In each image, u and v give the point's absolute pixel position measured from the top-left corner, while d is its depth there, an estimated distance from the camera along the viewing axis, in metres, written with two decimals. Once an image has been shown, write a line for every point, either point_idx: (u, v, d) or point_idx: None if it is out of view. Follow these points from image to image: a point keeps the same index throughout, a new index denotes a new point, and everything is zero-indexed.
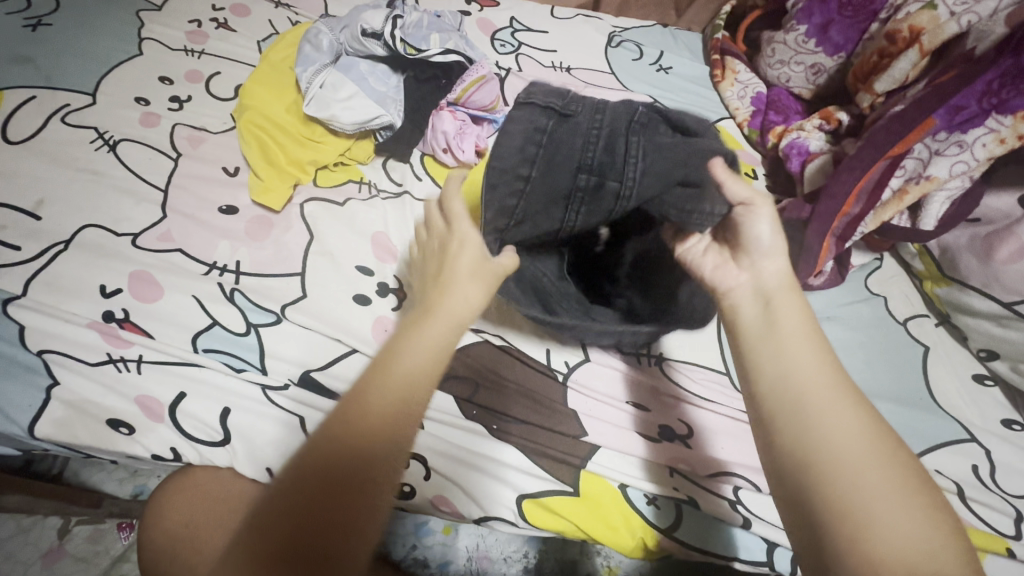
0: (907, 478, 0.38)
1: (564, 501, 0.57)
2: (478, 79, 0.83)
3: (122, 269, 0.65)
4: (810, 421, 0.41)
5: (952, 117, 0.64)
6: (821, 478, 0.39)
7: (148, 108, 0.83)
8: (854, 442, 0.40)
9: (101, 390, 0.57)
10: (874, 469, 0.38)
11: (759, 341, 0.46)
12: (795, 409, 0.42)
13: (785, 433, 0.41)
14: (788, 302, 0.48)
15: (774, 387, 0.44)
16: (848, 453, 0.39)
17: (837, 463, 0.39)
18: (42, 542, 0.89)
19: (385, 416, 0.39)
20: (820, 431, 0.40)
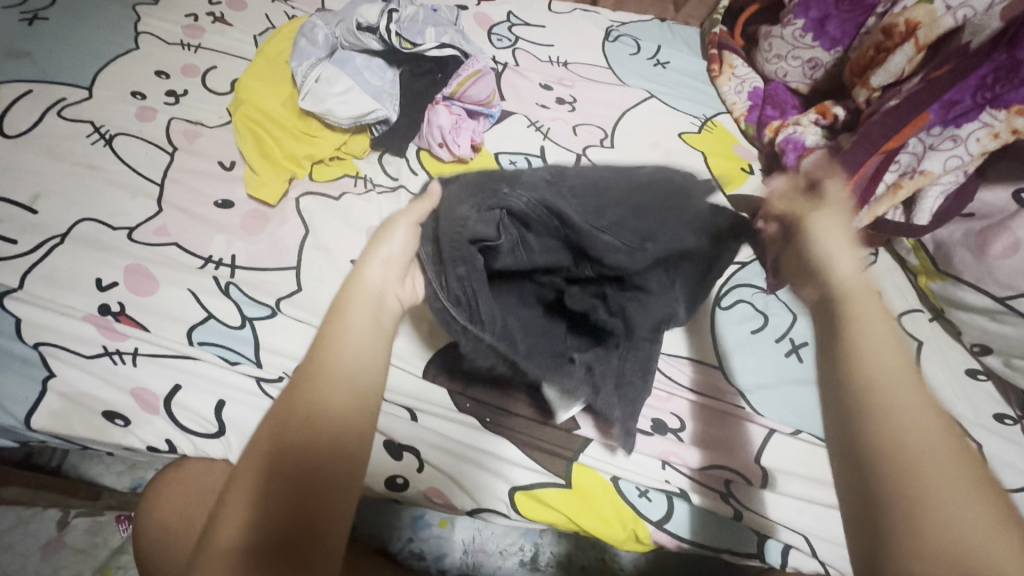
0: (986, 491, 0.40)
1: (556, 493, 0.57)
2: (474, 73, 0.84)
3: (118, 262, 0.65)
4: (909, 410, 0.41)
5: (947, 112, 0.65)
6: (905, 464, 0.39)
7: (144, 102, 0.83)
8: (938, 440, 0.41)
9: (97, 382, 0.58)
10: (954, 475, 0.39)
11: (866, 314, 0.47)
12: (893, 395, 0.42)
13: (887, 417, 0.41)
14: (862, 294, 0.48)
15: (880, 373, 0.43)
16: (934, 454, 0.40)
17: (924, 460, 0.39)
18: (41, 534, 0.89)
19: (343, 411, 0.44)
20: (912, 422, 0.41)
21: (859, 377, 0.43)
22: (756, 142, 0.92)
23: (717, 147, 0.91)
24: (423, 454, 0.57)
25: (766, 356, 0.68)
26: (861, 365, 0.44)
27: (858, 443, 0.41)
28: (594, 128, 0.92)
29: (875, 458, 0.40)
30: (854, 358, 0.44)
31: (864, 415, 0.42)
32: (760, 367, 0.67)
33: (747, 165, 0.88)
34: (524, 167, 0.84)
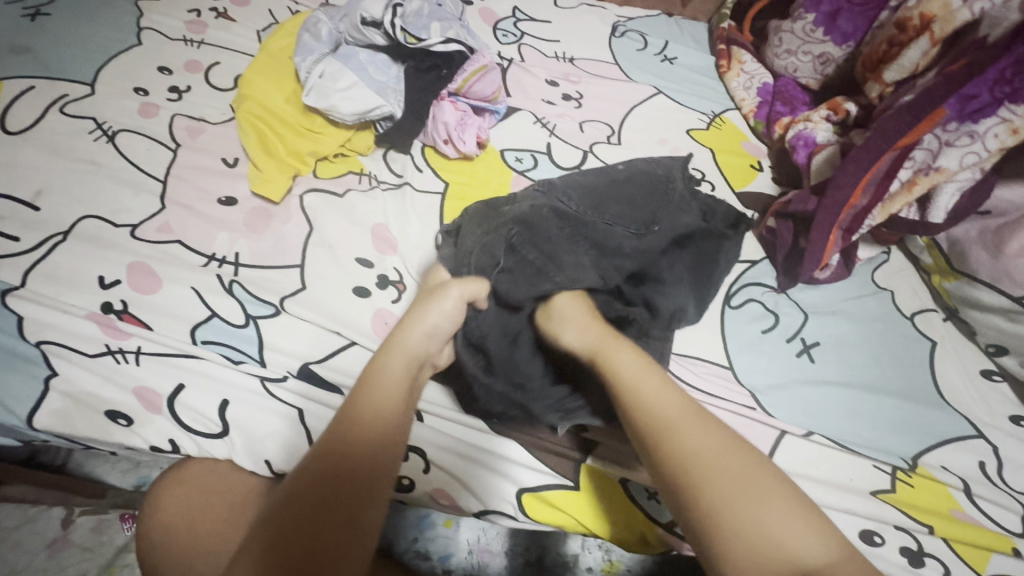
0: (773, 485, 0.42)
1: (564, 495, 0.56)
2: (480, 69, 0.83)
3: (121, 260, 0.64)
4: (689, 436, 0.44)
5: (963, 107, 0.62)
6: (699, 493, 0.41)
7: (147, 98, 0.82)
8: (726, 464, 0.43)
9: (100, 381, 0.57)
10: (746, 477, 0.42)
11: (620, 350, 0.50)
12: (677, 427, 0.45)
13: (672, 449, 0.44)
14: (607, 341, 0.51)
15: (659, 410, 0.46)
16: (716, 464, 0.43)
17: (713, 471, 0.42)
18: (47, 532, 0.89)
19: (379, 432, 0.45)
20: (692, 445, 0.43)
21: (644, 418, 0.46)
22: (765, 139, 0.91)
23: (725, 144, 0.90)
24: (428, 455, 0.57)
25: (776, 356, 0.67)
26: (644, 407, 0.46)
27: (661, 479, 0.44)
28: (600, 124, 0.91)
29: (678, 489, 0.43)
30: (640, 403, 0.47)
31: (657, 453, 0.44)
32: (770, 367, 0.66)
33: (756, 163, 0.87)
34: (530, 164, 0.83)
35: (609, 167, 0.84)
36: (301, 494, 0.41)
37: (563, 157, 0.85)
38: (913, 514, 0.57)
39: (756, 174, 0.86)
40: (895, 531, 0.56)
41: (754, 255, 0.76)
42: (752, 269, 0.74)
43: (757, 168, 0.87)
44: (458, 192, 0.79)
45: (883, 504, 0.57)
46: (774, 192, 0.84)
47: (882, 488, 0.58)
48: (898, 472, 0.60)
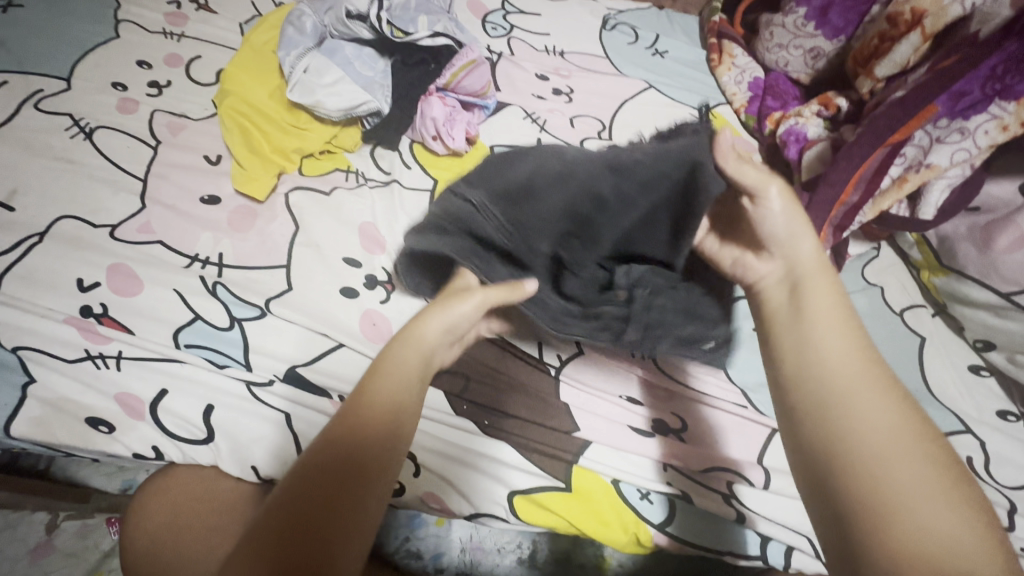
0: (955, 486, 0.37)
1: (555, 496, 0.56)
2: (468, 64, 0.81)
3: (100, 262, 0.63)
4: (862, 407, 0.40)
5: (955, 103, 0.62)
6: (857, 471, 0.37)
7: (125, 94, 0.80)
8: (886, 434, 0.38)
9: (80, 387, 0.56)
10: (915, 469, 0.37)
11: (815, 295, 0.46)
12: (847, 394, 0.40)
13: (842, 418, 0.39)
14: (810, 277, 0.47)
15: (831, 367, 0.42)
16: (886, 443, 0.38)
17: (883, 456, 0.37)
18: (30, 538, 0.88)
19: (378, 411, 0.42)
20: (865, 419, 0.39)
21: (802, 379, 0.43)
22: (756, 134, 0.90)
23: None
24: (419, 458, 0.56)
25: None
26: (813, 367, 0.42)
27: (807, 447, 0.40)
28: (591, 120, 0.90)
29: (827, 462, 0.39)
30: (806, 358, 0.43)
31: (817, 424, 0.40)
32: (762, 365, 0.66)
33: None
34: None
35: None
36: (297, 493, 0.37)
37: None
38: None
39: None
40: None
41: None
42: None
43: None
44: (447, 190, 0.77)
45: None
46: None
47: None
48: None
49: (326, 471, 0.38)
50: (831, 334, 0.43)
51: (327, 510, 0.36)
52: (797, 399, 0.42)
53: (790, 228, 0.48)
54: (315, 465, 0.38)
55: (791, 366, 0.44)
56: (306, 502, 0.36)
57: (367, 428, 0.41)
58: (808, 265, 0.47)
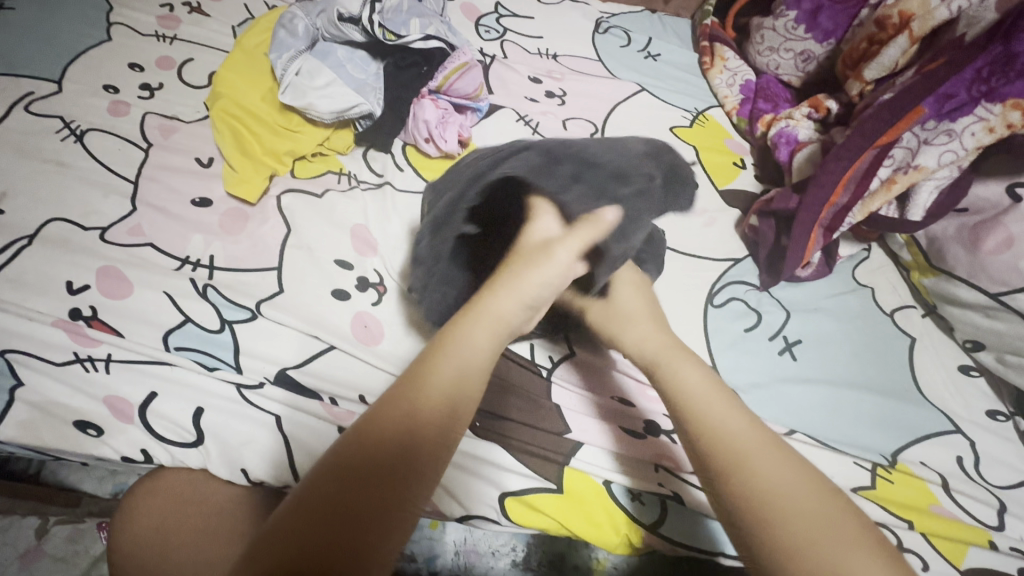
0: (859, 536, 0.40)
1: (547, 498, 0.56)
2: (460, 67, 0.83)
3: (89, 265, 0.62)
4: (756, 461, 0.43)
5: (941, 105, 0.63)
6: (771, 524, 0.40)
7: (117, 96, 0.80)
8: (795, 486, 0.42)
9: (68, 391, 0.55)
10: (807, 509, 0.40)
11: (680, 365, 0.51)
12: (740, 458, 0.43)
13: (741, 483, 0.42)
14: (670, 355, 0.53)
15: (724, 430, 0.45)
16: (785, 494, 0.41)
17: (783, 506, 0.40)
18: (20, 543, 0.87)
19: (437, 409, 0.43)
20: (762, 482, 0.42)
21: (714, 443, 0.44)
22: (748, 136, 0.92)
23: (708, 141, 0.90)
24: None
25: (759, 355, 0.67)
26: (709, 432, 0.45)
27: (728, 503, 0.42)
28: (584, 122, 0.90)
29: (746, 521, 0.41)
30: (700, 427, 0.46)
31: (726, 485, 0.42)
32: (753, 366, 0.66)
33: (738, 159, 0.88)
34: None
35: None
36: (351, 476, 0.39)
37: None
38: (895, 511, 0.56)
39: (739, 172, 0.86)
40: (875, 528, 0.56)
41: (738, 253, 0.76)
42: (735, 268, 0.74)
43: (739, 166, 0.87)
44: None
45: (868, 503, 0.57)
46: (757, 189, 0.85)
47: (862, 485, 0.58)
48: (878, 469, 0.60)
49: (373, 458, 0.40)
50: (726, 406, 0.47)
51: (378, 501, 0.38)
52: (712, 462, 0.44)
53: (637, 308, 0.59)
54: (368, 442, 0.40)
55: (690, 437, 0.46)
56: (358, 483, 0.38)
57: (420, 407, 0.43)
58: (651, 353, 0.54)
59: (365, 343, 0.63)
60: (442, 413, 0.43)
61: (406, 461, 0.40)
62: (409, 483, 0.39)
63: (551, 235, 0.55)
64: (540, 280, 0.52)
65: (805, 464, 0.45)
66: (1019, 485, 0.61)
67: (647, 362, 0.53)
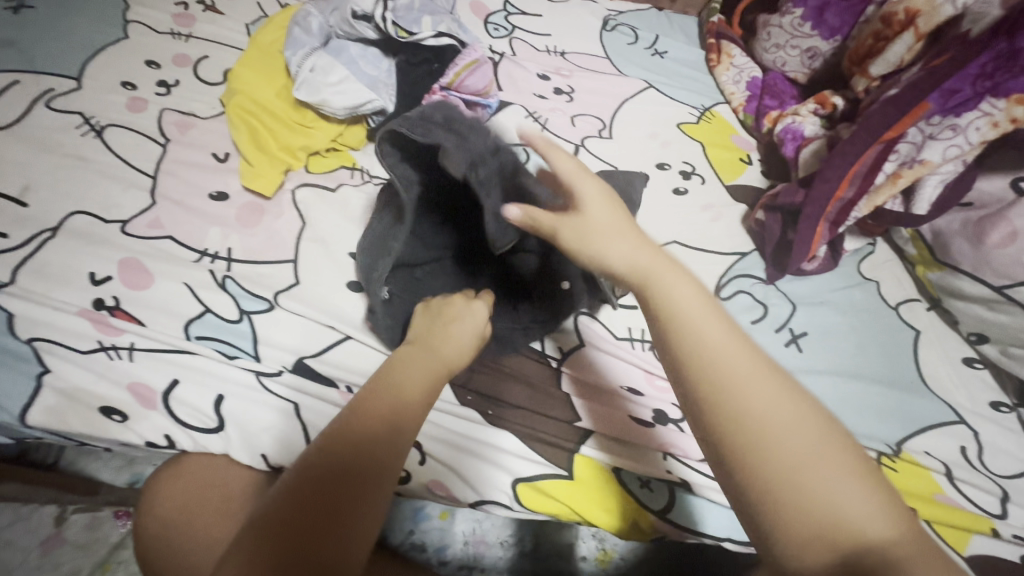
0: (858, 467, 0.38)
1: (558, 484, 0.57)
2: (471, 64, 0.83)
3: (111, 256, 0.64)
4: (752, 392, 0.39)
5: (947, 100, 0.63)
6: (755, 471, 0.38)
7: (135, 93, 0.82)
8: (785, 419, 0.39)
9: (93, 378, 0.57)
10: (813, 440, 0.38)
11: (668, 281, 0.44)
12: (736, 380, 0.39)
13: (739, 423, 0.38)
14: (654, 266, 0.45)
15: (713, 358, 0.40)
16: (780, 435, 0.38)
17: (785, 449, 0.38)
18: (40, 530, 0.89)
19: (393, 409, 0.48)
20: (760, 410, 0.39)
21: (701, 386, 0.40)
22: (754, 132, 0.93)
23: (714, 137, 0.91)
24: (425, 447, 0.57)
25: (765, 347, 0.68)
26: (697, 349, 0.41)
27: (717, 445, 0.39)
28: (592, 119, 0.92)
29: (742, 471, 0.38)
30: (686, 345, 0.41)
31: (719, 424, 0.39)
32: None
33: (744, 155, 0.89)
34: None
35: (601, 162, 0.85)
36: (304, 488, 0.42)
37: None
38: None
39: (745, 168, 0.87)
40: None
41: (744, 247, 0.77)
42: (743, 261, 0.76)
43: (745, 161, 0.89)
44: None
45: None
46: (763, 185, 0.86)
47: None
48: (883, 458, 0.61)
49: (330, 478, 0.43)
50: (709, 325, 0.42)
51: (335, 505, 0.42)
52: (696, 385, 0.40)
53: (610, 224, 0.47)
54: (317, 467, 0.43)
55: (673, 356, 0.42)
56: (309, 510, 0.41)
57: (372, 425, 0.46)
58: (625, 263, 0.45)
59: (380, 333, 0.64)
60: (422, 395, 0.50)
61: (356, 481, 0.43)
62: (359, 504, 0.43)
63: (466, 301, 0.58)
64: (462, 319, 0.56)
65: (803, 395, 0.41)
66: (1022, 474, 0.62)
67: (639, 274, 0.45)
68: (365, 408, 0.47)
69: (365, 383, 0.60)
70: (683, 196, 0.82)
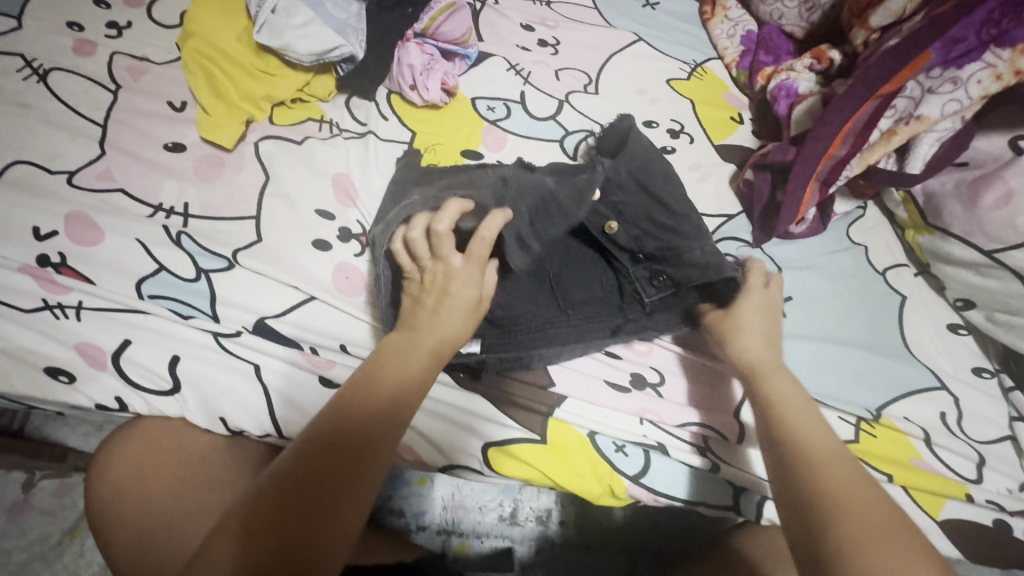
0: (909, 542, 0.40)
1: (530, 449, 0.55)
2: (447, 8, 0.79)
3: (56, 210, 0.60)
4: (837, 470, 0.44)
5: (949, 50, 0.59)
6: (823, 526, 0.41)
7: (82, 34, 0.75)
8: (849, 489, 0.43)
9: (37, 337, 0.54)
10: (880, 518, 0.41)
11: (780, 383, 0.52)
12: (825, 459, 0.45)
13: (820, 481, 0.43)
14: (768, 367, 0.53)
15: (810, 440, 0.47)
16: (847, 495, 0.42)
17: (862, 505, 0.42)
18: (7, 496, 0.87)
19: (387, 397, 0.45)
20: (840, 479, 0.44)
21: (796, 447, 0.46)
22: (747, 90, 0.88)
23: (706, 95, 0.87)
24: None
25: None
26: (795, 436, 0.47)
27: (798, 490, 0.44)
28: (577, 73, 0.87)
29: (821, 506, 0.42)
30: (797, 433, 0.47)
31: (804, 481, 0.44)
32: None
33: (736, 114, 0.85)
34: (503, 114, 0.80)
35: (585, 119, 0.81)
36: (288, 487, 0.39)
37: (538, 107, 0.82)
38: (873, 464, 0.58)
39: (736, 126, 0.84)
40: None
41: (731, 209, 0.75)
42: (730, 223, 0.73)
43: (737, 120, 0.85)
44: (426, 142, 0.75)
45: None
46: (754, 145, 0.82)
47: (846, 439, 0.59)
48: (862, 423, 0.60)
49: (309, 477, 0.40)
50: (803, 415, 0.49)
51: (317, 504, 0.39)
52: (787, 453, 0.46)
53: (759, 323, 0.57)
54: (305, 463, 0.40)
55: (777, 435, 0.48)
56: (332, 455, 0.41)
57: (386, 383, 0.46)
58: (753, 354, 0.54)
59: (345, 293, 0.61)
60: (413, 383, 0.47)
61: (357, 464, 0.41)
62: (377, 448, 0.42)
63: (462, 257, 0.52)
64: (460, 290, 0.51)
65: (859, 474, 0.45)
66: (1000, 439, 0.62)
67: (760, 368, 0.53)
68: (377, 377, 0.46)
69: (330, 344, 0.57)
70: (670, 155, 0.79)
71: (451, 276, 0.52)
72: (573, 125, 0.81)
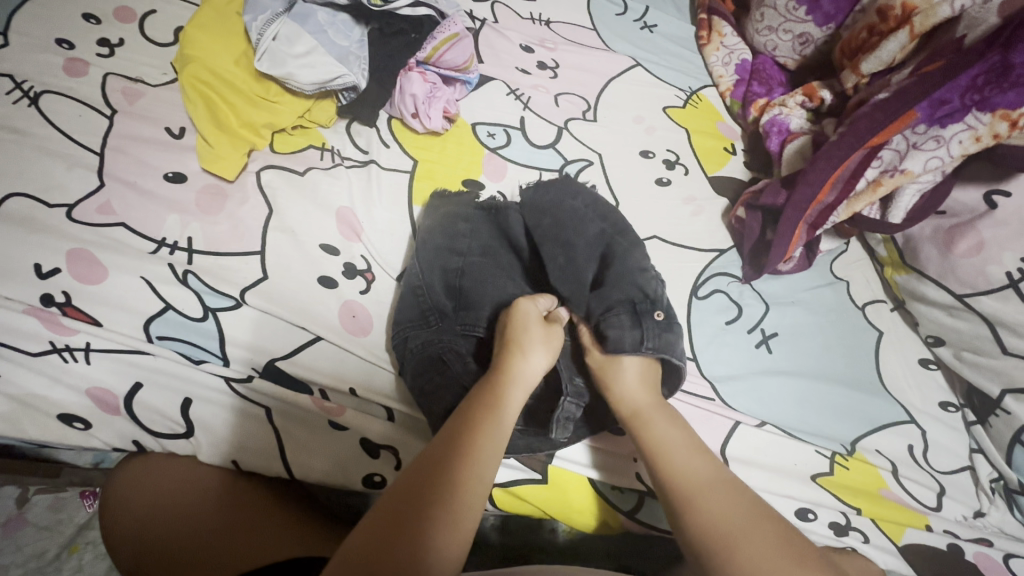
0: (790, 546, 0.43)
1: (531, 488, 0.59)
2: (450, 38, 0.80)
3: (56, 246, 0.58)
4: (713, 499, 0.46)
5: (934, 111, 0.63)
6: (725, 545, 0.43)
7: (72, 53, 0.73)
8: (736, 514, 0.45)
9: (49, 382, 0.54)
10: (764, 528, 0.44)
11: (657, 420, 0.52)
12: (700, 491, 0.46)
13: (695, 516, 0.45)
14: (649, 406, 0.53)
15: (691, 475, 0.48)
16: (737, 522, 0.44)
17: (746, 531, 0.43)
18: (0, 511, 0.81)
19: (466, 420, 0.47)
20: (716, 509, 0.45)
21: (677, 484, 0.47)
22: (740, 120, 0.91)
23: (700, 124, 0.89)
24: (401, 453, 0.57)
25: (737, 347, 0.70)
26: (676, 471, 0.48)
27: (683, 528, 0.45)
28: (576, 98, 0.88)
29: (699, 541, 0.44)
30: (673, 470, 0.48)
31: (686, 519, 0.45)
32: (731, 359, 0.69)
33: (728, 145, 0.87)
34: (503, 141, 0.80)
35: (583, 148, 0.82)
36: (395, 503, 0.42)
37: (537, 135, 0.82)
38: (845, 497, 0.62)
39: (729, 157, 0.86)
40: (828, 509, 0.62)
41: (723, 244, 0.78)
42: (721, 258, 0.77)
43: (729, 151, 0.87)
44: (427, 171, 0.75)
45: (819, 490, 0.62)
46: (746, 177, 0.85)
47: (821, 472, 0.64)
48: (836, 457, 0.65)
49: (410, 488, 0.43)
50: (682, 447, 0.50)
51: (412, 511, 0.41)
52: (679, 489, 0.47)
53: (625, 361, 0.55)
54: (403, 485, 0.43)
55: (660, 480, 0.49)
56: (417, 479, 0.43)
57: (418, 476, 0.43)
58: (636, 401, 0.53)
59: (354, 333, 0.62)
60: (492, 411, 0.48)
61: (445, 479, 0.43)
62: (461, 511, 0.42)
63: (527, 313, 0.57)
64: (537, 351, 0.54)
65: (744, 493, 0.47)
66: (960, 470, 0.67)
67: (635, 410, 0.53)
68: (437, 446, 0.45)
69: (339, 387, 0.59)
70: (665, 187, 0.81)
71: (520, 352, 0.53)
72: (572, 153, 0.82)
